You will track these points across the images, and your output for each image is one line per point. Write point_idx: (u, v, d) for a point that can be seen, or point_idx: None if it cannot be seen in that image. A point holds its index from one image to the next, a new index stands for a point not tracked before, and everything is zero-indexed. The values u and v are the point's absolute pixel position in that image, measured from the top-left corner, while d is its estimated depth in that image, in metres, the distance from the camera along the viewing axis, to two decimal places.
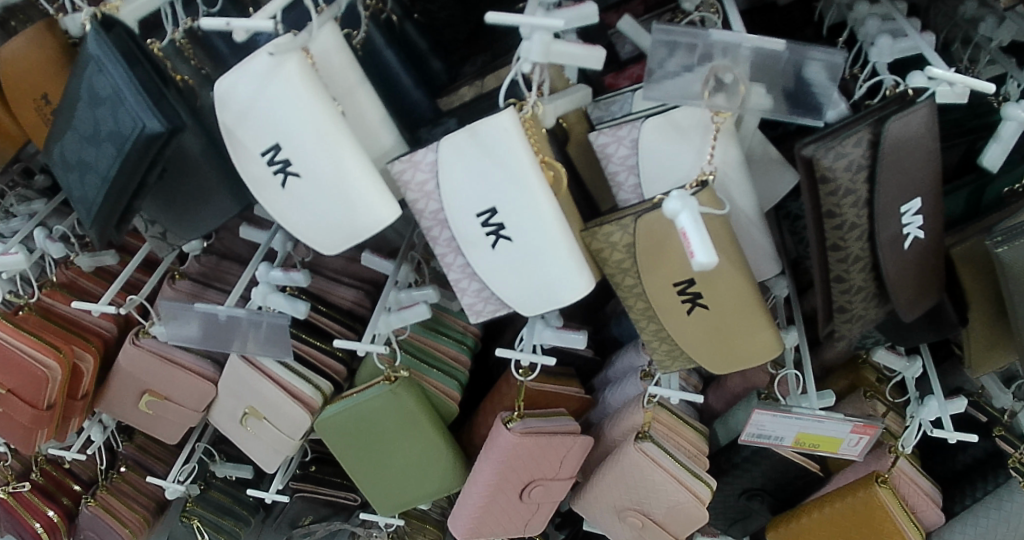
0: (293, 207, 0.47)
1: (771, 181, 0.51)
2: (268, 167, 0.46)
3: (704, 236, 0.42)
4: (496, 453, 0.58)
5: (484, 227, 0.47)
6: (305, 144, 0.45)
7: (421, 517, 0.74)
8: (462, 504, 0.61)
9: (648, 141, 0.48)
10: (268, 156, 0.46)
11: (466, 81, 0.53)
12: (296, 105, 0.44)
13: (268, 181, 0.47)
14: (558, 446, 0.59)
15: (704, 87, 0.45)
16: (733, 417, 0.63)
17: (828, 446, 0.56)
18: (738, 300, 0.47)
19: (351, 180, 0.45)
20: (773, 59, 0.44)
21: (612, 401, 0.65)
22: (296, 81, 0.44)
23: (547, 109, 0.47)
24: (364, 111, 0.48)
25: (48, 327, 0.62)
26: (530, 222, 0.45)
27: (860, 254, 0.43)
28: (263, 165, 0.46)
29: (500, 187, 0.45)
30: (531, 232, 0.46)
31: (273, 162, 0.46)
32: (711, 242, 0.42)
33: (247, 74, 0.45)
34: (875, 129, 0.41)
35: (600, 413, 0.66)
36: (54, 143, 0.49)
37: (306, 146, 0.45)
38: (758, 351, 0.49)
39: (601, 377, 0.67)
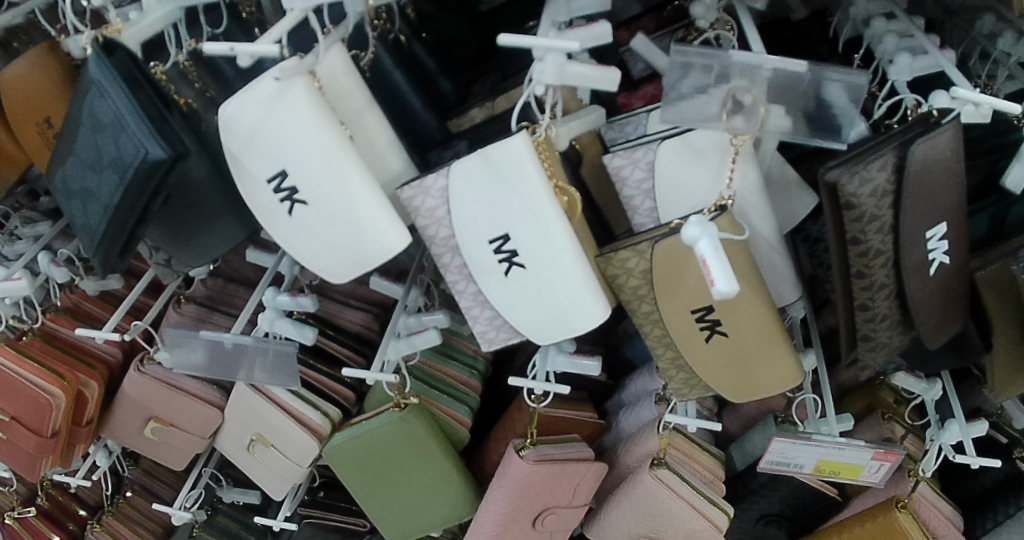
0: (300, 235, 0.46)
1: (790, 203, 0.49)
2: (275, 194, 0.45)
3: (725, 265, 0.41)
4: (508, 481, 0.57)
5: (497, 254, 0.46)
6: (313, 171, 0.44)
7: None
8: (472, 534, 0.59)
9: (664, 163, 0.46)
10: (275, 183, 0.45)
11: (476, 102, 0.52)
12: (303, 131, 0.44)
13: (274, 209, 0.46)
14: (571, 473, 0.57)
15: (722, 109, 0.43)
16: (750, 442, 0.62)
17: (848, 473, 0.54)
18: (758, 327, 0.46)
19: (359, 207, 0.44)
20: (792, 80, 0.43)
21: (625, 426, 0.63)
22: (303, 106, 0.43)
23: (560, 132, 0.46)
24: (372, 136, 0.47)
25: (51, 353, 0.61)
26: (544, 249, 0.44)
27: (885, 282, 0.41)
28: (269, 192, 0.45)
29: (513, 213, 0.44)
30: (544, 259, 0.44)
31: (279, 190, 0.45)
32: (731, 268, 0.40)
33: (252, 99, 0.44)
34: (900, 152, 0.39)
35: (613, 438, 0.64)
36: (57, 169, 0.49)
37: (313, 172, 0.44)
38: (779, 380, 0.48)
39: (615, 400, 0.66)
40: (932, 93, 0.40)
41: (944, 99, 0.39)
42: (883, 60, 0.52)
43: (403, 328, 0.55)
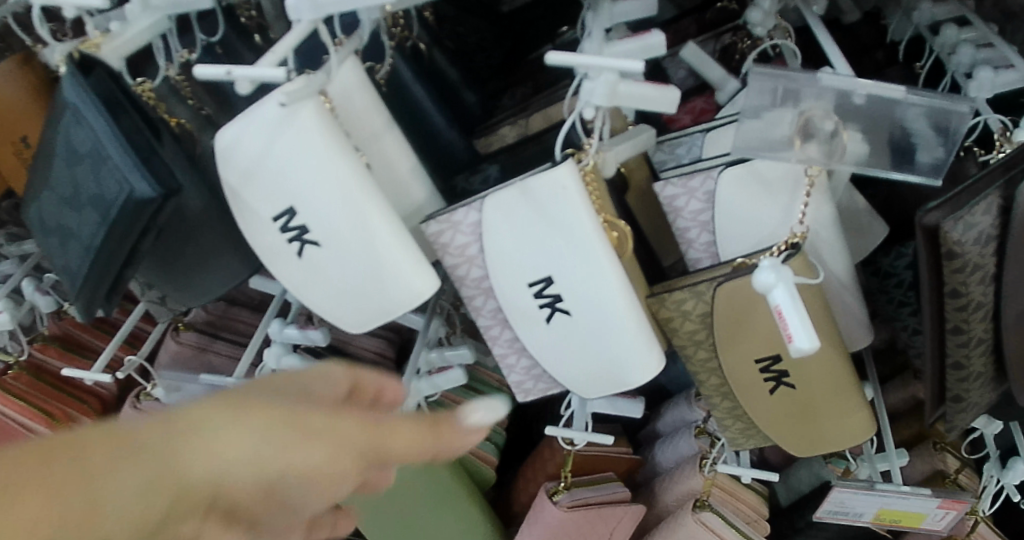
0: (312, 278, 0.41)
1: (860, 235, 0.44)
2: (282, 234, 0.40)
3: (805, 317, 0.36)
4: (540, 528, 0.53)
5: (538, 299, 0.41)
6: (325, 208, 0.39)
7: None
8: None
9: (725, 194, 0.42)
10: (281, 222, 0.40)
11: (506, 118, 0.46)
12: (313, 163, 0.38)
13: (282, 250, 0.41)
14: (606, 516, 0.52)
15: (795, 133, 0.38)
16: (795, 477, 0.58)
17: (909, 522, 0.50)
18: (829, 379, 0.42)
19: (379, 249, 0.38)
20: (883, 103, 0.37)
21: (663, 461, 0.59)
22: (312, 134, 0.38)
23: (609, 157, 0.41)
24: (391, 161, 0.41)
25: (39, 387, 0.56)
26: (592, 295, 0.39)
27: (983, 337, 0.37)
28: (276, 231, 0.40)
29: (556, 254, 0.39)
30: (591, 306, 0.39)
31: (287, 229, 0.40)
32: (813, 323, 0.36)
33: (253, 126, 0.39)
34: (1005, 192, 0.35)
35: (650, 471, 0.60)
36: (34, 200, 0.43)
37: (325, 210, 0.39)
38: (849, 433, 0.43)
39: (650, 429, 0.62)
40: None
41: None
42: (957, 73, 0.47)
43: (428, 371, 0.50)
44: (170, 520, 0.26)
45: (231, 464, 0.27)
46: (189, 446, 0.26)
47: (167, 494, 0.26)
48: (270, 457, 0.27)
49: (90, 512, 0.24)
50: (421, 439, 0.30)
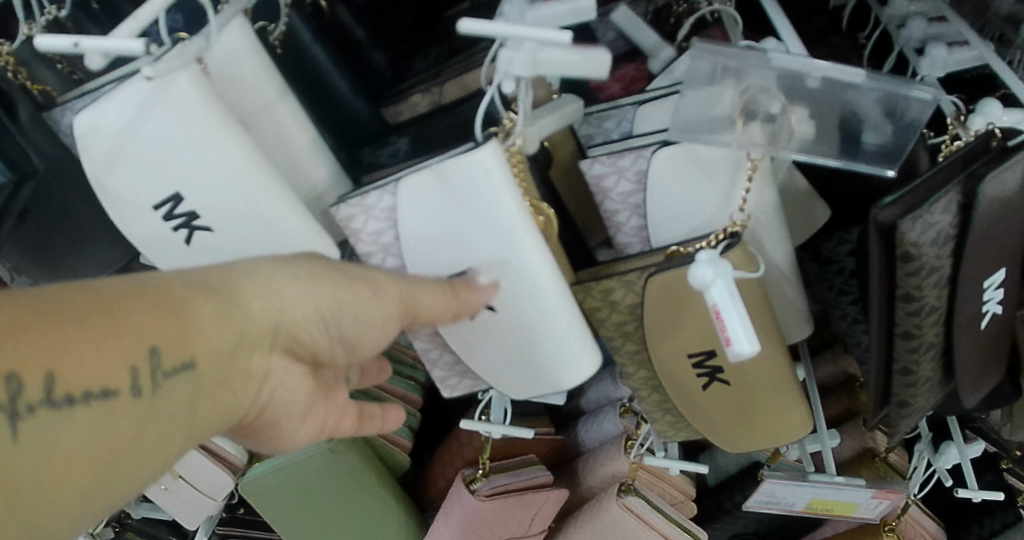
0: (207, 268, 0.36)
1: (800, 219, 0.42)
2: (167, 222, 0.35)
3: (745, 319, 0.33)
4: (458, 518, 0.50)
5: (461, 294, 0.37)
6: (213, 191, 0.34)
7: None
8: None
9: (659, 176, 0.38)
10: (165, 209, 0.35)
11: (417, 83, 0.41)
12: (195, 141, 0.33)
13: (168, 240, 0.36)
14: (529, 502, 0.50)
15: (737, 114, 0.35)
16: (722, 455, 0.56)
17: (843, 510, 0.49)
18: (766, 377, 0.39)
19: (281, 231, 0.34)
20: (837, 87, 0.33)
21: (587, 440, 0.56)
22: (190, 109, 0.33)
23: (531, 134, 0.36)
24: (285, 135, 0.37)
25: None
26: (516, 287, 0.35)
27: (933, 341, 0.35)
28: (159, 220, 0.35)
29: (472, 242, 0.35)
30: (517, 298, 0.35)
31: (173, 217, 0.35)
32: (755, 328, 0.33)
33: (121, 101, 0.33)
34: (965, 189, 0.33)
35: (576, 453, 0.57)
36: None
37: (213, 193, 0.34)
38: (787, 430, 0.41)
39: (574, 407, 0.59)
40: (982, 104, 0.34)
41: (1000, 113, 0.34)
42: (905, 46, 0.44)
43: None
44: (245, 348, 0.29)
45: (292, 305, 0.30)
46: (255, 293, 0.29)
47: (240, 331, 0.29)
48: (320, 297, 0.30)
49: (178, 341, 0.27)
50: (445, 303, 0.33)
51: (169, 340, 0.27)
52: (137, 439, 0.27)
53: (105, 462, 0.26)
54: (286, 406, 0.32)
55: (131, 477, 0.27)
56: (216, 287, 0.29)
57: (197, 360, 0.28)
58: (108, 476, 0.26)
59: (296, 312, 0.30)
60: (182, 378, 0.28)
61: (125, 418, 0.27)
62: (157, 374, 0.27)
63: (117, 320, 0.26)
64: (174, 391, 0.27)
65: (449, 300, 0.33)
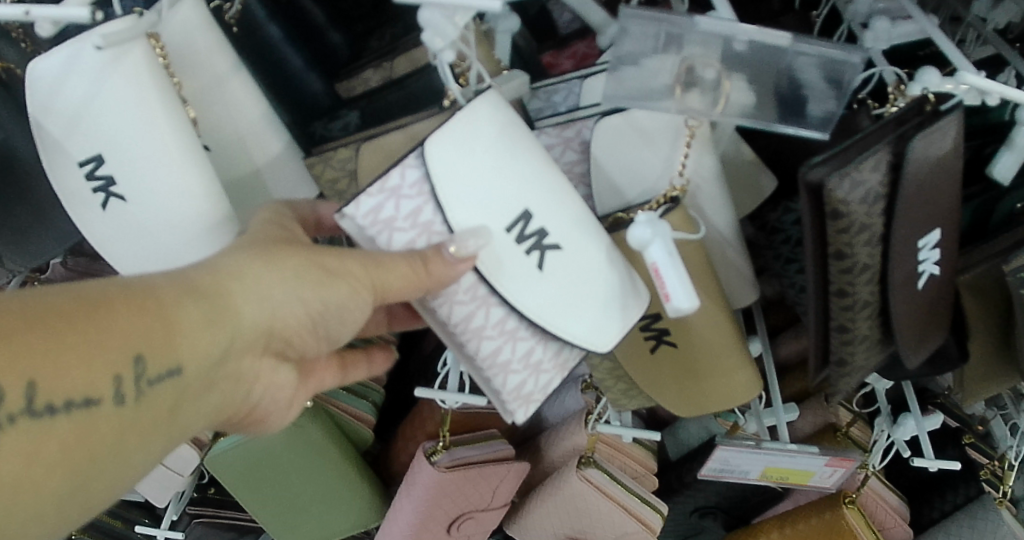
0: (118, 236, 0.36)
1: (752, 186, 0.42)
2: (88, 182, 0.36)
3: (683, 276, 0.35)
4: (420, 489, 0.51)
5: (522, 242, 0.35)
6: (136, 162, 0.34)
7: None
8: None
9: (602, 145, 0.39)
10: (88, 169, 0.35)
11: (371, 60, 0.42)
12: (130, 107, 0.34)
13: (85, 200, 0.36)
14: (489, 475, 0.51)
15: (675, 81, 0.36)
16: (684, 431, 0.57)
17: (797, 478, 0.50)
18: (710, 339, 0.40)
19: (193, 213, 0.35)
20: (768, 51, 0.34)
21: (550, 415, 0.58)
22: (133, 75, 0.34)
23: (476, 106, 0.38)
24: (225, 117, 0.38)
25: None
26: (570, 216, 0.36)
27: (869, 300, 0.36)
28: (81, 177, 0.36)
29: (515, 181, 0.35)
30: (577, 232, 0.36)
31: (93, 177, 0.35)
32: (693, 284, 0.35)
33: (69, 56, 0.34)
34: (896, 148, 0.34)
35: (539, 428, 0.58)
36: None
37: (135, 164, 0.35)
38: (729, 394, 0.41)
39: None
40: (922, 72, 0.34)
41: (938, 81, 0.35)
42: (853, 23, 0.45)
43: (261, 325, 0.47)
44: (230, 358, 0.31)
45: (275, 303, 0.31)
46: (240, 293, 0.30)
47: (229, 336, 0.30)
48: (301, 288, 0.32)
49: (165, 349, 0.28)
50: (412, 282, 0.33)
51: (160, 347, 0.28)
52: (119, 443, 0.28)
53: (93, 463, 0.27)
54: (270, 397, 0.35)
55: (116, 477, 0.28)
56: (204, 291, 0.29)
57: (184, 366, 0.29)
58: (92, 479, 0.27)
59: (281, 311, 0.31)
60: (167, 383, 0.29)
61: (110, 425, 0.28)
62: (142, 381, 0.28)
63: (104, 329, 0.27)
64: (161, 394, 0.28)
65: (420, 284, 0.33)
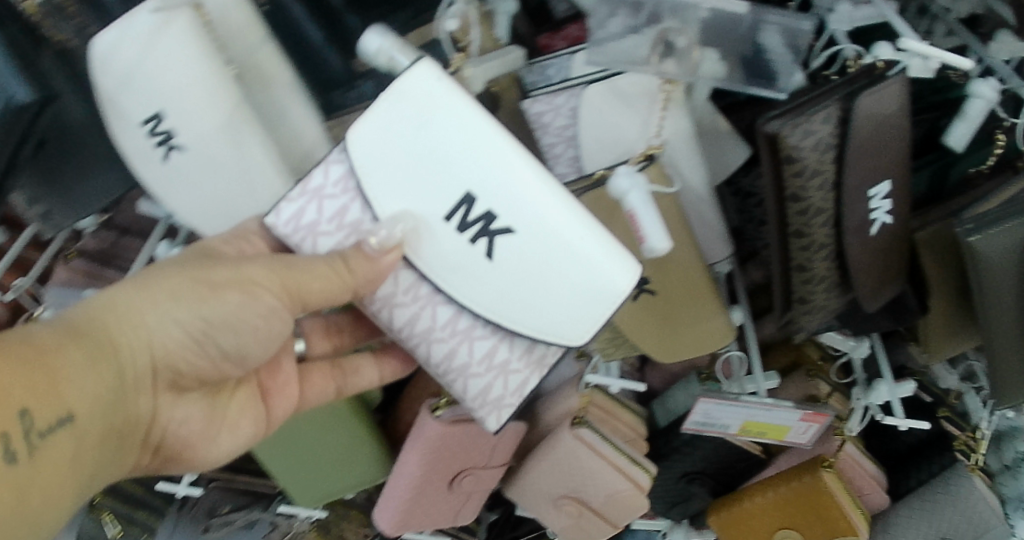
0: (182, 182, 0.45)
1: (721, 154, 0.48)
2: (151, 137, 0.44)
3: (657, 220, 0.40)
4: (420, 445, 0.53)
5: (463, 225, 0.43)
6: (192, 112, 0.43)
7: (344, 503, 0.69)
8: (387, 494, 0.56)
9: (588, 108, 0.45)
10: (150, 125, 0.44)
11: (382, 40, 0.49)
12: (183, 67, 0.43)
13: (148, 154, 0.45)
14: (486, 433, 0.54)
15: (652, 51, 0.42)
16: (672, 399, 0.60)
17: (775, 434, 0.54)
18: (686, 284, 0.45)
19: (246, 156, 0.44)
20: (728, 18, 0.40)
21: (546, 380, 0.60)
22: (184, 41, 0.42)
23: (475, 72, 0.43)
24: (263, 75, 0.45)
25: None
26: (515, 201, 0.41)
27: (823, 240, 0.45)
28: (144, 135, 0.44)
29: (468, 152, 0.41)
30: (526, 214, 0.41)
31: (155, 133, 0.44)
32: (664, 226, 0.40)
33: (127, 33, 0.43)
34: (844, 104, 0.42)
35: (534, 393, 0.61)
36: None
37: (190, 115, 0.43)
38: (705, 337, 0.46)
39: None
40: (875, 45, 0.43)
41: (887, 50, 0.43)
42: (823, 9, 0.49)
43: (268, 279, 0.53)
44: (109, 404, 0.41)
45: (158, 332, 0.42)
46: (121, 336, 0.41)
47: (115, 370, 0.41)
48: (182, 323, 0.42)
49: (49, 402, 0.38)
50: (328, 283, 0.43)
51: (45, 397, 0.38)
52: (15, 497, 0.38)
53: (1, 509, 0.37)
54: (177, 426, 0.47)
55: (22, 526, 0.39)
56: (82, 331, 0.40)
57: (71, 416, 0.39)
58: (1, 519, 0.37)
59: (160, 336, 0.42)
60: (56, 431, 0.39)
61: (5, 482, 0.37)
62: (29, 435, 0.38)
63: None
64: (48, 445, 0.39)
65: (347, 279, 0.43)
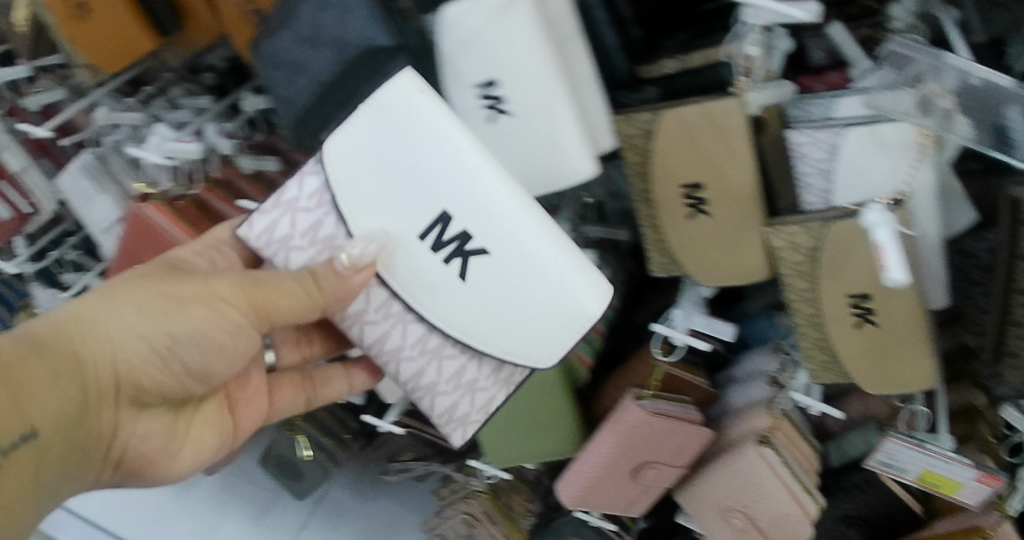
0: (498, 137, 0.65)
1: (953, 211, 0.66)
2: (482, 101, 0.65)
3: (898, 253, 0.56)
4: (621, 425, 0.76)
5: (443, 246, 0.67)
6: (523, 86, 0.62)
7: (520, 479, 1.02)
8: (582, 464, 0.79)
9: (849, 147, 0.63)
10: (485, 91, 0.64)
11: (666, 56, 0.69)
12: (514, 42, 0.61)
13: (477, 111, 0.65)
14: (677, 431, 0.76)
15: (916, 105, 0.58)
16: (848, 441, 0.83)
17: (949, 489, 0.68)
18: (905, 320, 0.65)
19: (555, 126, 0.63)
20: (990, 86, 0.55)
21: (736, 399, 0.82)
22: (522, 21, 0.60)
23: (755, 95, 0.63)
24: (573, 60, 0.64)
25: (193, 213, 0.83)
26: (491, 229, 0.65)
27: None
28: (476, 97, 0.65)
29: (468, 198, 0.65)
30: (497, 240, 0.65)
31: (486, 98, 0.64)
32: (902, 258, 0.56)
33: (478, 7, 0.61)
34: None
35: (723, 407, 0.83)
36: (268, 40, 0.68)
37: (520, 90, 0.63)
38: (914, 374, 0.67)
39: (729, 374, 0.86)
40: None
41: None
42: None
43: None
44: (88, 410, 0.68)
45: (121, 341, 0.69)
46: (86, 346, 0.67)
47: (79, 376, 0.66)
48: (145, 330, 0.69)
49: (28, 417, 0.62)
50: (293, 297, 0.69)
51: (20, 414, 0.61)
52: (28, 474, 0.63)
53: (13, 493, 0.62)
54: (134, 437, 0.76)
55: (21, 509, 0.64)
56: (49, 343, 0.65)
57: (40, 429, 0.63)
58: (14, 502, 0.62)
59: (121, 349, 0.69)
60: (31, 440, 0.62)
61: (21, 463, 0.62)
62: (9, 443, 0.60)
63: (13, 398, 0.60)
64: (28, 447, 0.62)
65: (319, 292, 0.68)
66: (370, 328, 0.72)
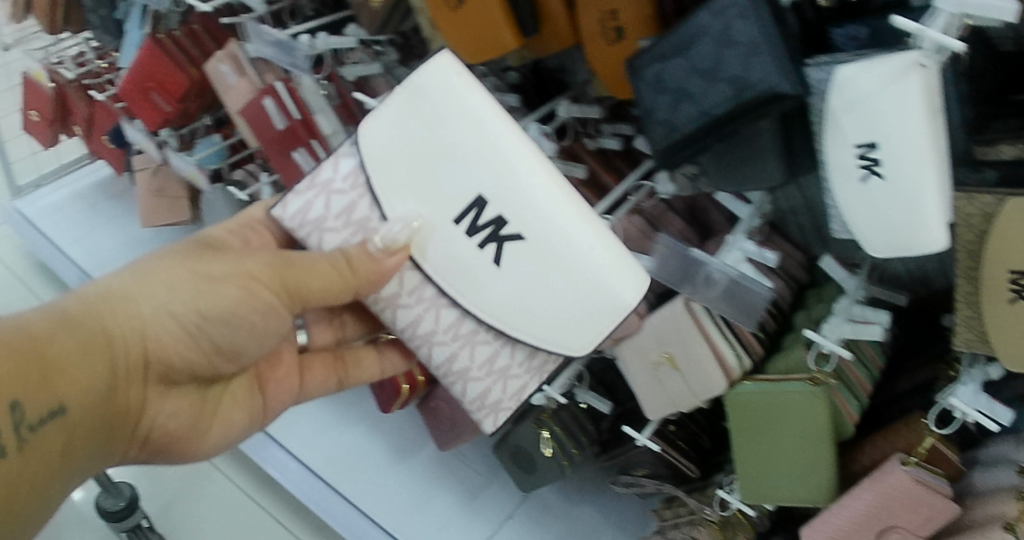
0: (861, 194, 0.80)
1: None
2: (859, 160, 0.78)
3: None
4: (878, 484, 0.93)
5: (479, 232, 0.90)
6: (904, 150, 0.75)
7: (745, 518, 1.19)
8: (834, 514, 0.95)
9: None
10: (863, 152, 0.78)
11: (1004, 138, 0.83)
12: (907, 110, 0.74)
13: (852, 170, 0.79)
14: (928, 501, 0.91)
15: None
16: None
17: None
18: None
19: (919, 191, 0.76)
20: None
21: (979, 482, 0.96)
22: (916, 85, 0.73)
23: None
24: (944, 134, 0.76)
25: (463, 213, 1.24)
26: (523, 217, 0.88)
27: None
28: (854, 156, 0.79)
29: (490, 186, 0.89)
30: (530, 228, 0.88)
31: (863, 158, 0.78)
32: None
33: (876, 74, 0.75)
34: None
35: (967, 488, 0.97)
36: (664, 67, 0.89)
37: (898, 153, 0.75)
38: None
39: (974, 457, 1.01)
40: None
41: None
42: None
43: (762, 256, 1.04)
44: (118, 388, 0.85)
45: (157, 319, 0.86)
46: (122, 326, 0.84)
47: (109, 348, 0.83)
48: (180, 307, 0.87)
49: (55, 392, 0.78)
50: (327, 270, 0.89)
51: (55, 392, 0.78)
52: (64, 442, 0.80)
53: (51, 459, 0.79)
54: (164, 413, 0.94)
55: (52, 475, 0.81)
56: (88, 325, 0.82)
57: (64, 405, 0.79)
58: (51, 466, 0.80)
59: (153, 328, 0.86)
60: (59, 413, 0.78)
61: (55, 434, 0.79)
62: (37, 415, 0.76)
63: (51, 377, 0.77)
64: (54, 421, 0.78)
65: (353, 271, 0.89)
66: (404, 309, 0.96)
